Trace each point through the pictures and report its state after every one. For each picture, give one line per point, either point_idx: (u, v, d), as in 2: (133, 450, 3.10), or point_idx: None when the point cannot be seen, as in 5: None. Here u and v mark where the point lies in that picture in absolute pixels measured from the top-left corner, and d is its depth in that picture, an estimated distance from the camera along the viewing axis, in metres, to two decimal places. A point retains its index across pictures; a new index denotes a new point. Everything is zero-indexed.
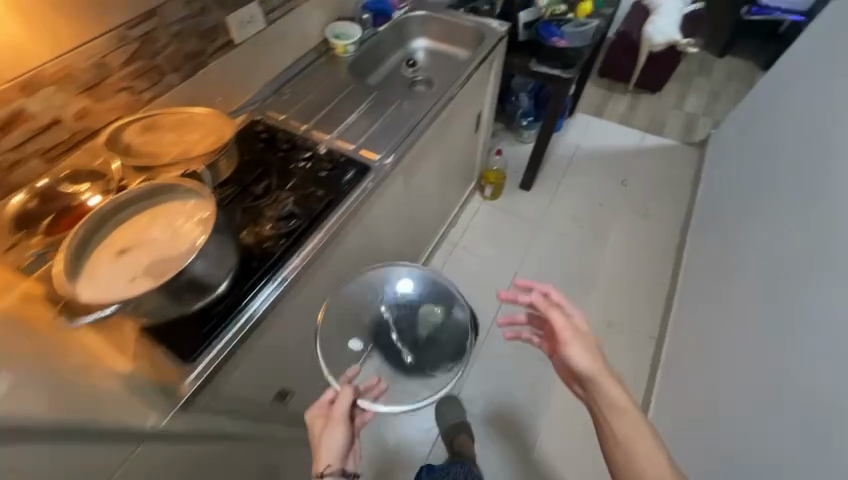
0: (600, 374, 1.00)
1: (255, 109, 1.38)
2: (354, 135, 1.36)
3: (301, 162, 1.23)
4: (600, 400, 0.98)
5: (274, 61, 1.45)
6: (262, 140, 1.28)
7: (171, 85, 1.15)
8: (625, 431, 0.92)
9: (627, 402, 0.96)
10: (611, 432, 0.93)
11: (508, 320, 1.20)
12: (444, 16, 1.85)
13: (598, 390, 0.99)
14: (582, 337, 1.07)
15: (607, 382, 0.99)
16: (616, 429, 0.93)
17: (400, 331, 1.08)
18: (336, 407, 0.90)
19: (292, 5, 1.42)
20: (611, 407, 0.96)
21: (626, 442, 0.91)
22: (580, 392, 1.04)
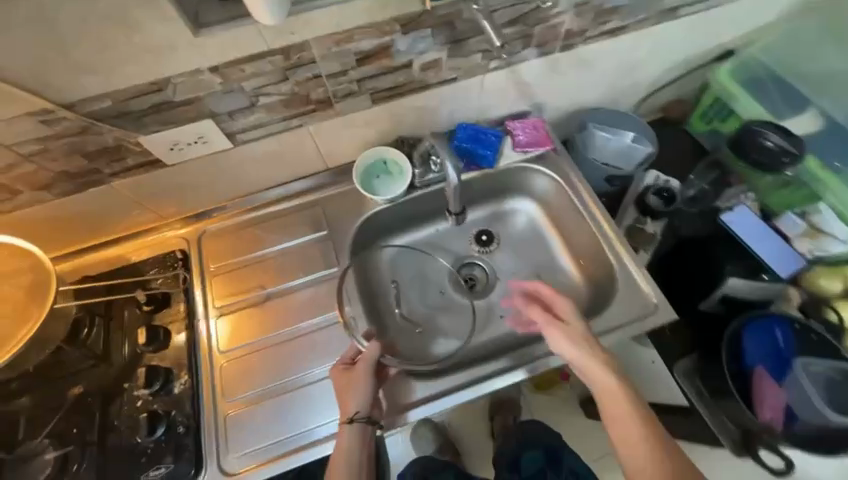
0: (607, 363, 0.73)
1: (188, 240, 0.96)
2: (250, 380, 0.83)
3: (135, 393, 0.78)
4: (588, 370, 0.73)
5: (252, 178, 0.94)
6: (142, 312, 0.86)
7: (38, 200, 0.78)
8: (621, 416, 0.69)
9: (613, 373, 0.72)
10: (631, 440, 0.67)
11: (518, 286, 0.88)
12: (588, 209, 1.01)
13: (607, 399, 0.71)
14: (553, 328, 0.78)
15: (598, 372, 0.72)
16: (621, 442, 0.68)
17: (402, 306, 1.02)
18: (342, 377, 0.78)
19: (300, 121, 0.82)
20: (595, 372, 0.72)
21: (639, 443, 0.66)
22: (567, 354, 0.75)
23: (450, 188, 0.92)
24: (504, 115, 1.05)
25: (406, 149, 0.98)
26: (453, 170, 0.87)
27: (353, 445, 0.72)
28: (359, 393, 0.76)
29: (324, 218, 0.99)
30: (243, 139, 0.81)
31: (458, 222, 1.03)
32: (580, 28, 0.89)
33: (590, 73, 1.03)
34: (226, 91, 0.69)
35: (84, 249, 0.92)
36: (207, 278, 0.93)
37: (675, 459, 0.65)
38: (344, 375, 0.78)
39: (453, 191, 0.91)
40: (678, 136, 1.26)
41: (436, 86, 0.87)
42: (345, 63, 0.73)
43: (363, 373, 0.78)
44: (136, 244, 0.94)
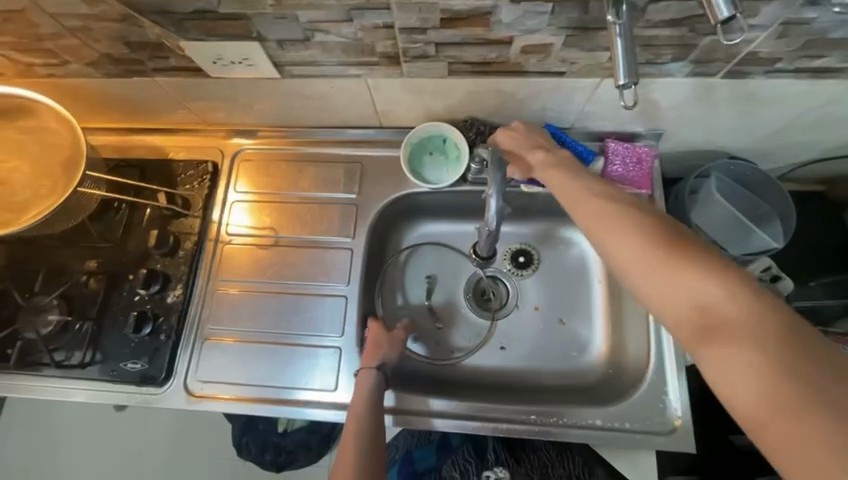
0: (624, 217, 0.49)
1: (223, 155, 0.92)
2: (234, 317, 0.84)
3: (136, 288, 0.82)
4: (608, 239, 0.50)
5: (298, 112, 0.85)
6: (163, 214, 0.87)
7: (87, 74, 0.77)
8: (678, 291, 0.44)
9: (644, 222, 0.48)
10: (680, 320, 0.44)
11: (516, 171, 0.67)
12: None
13: (626, 251, 0.48)
14: (551, 173, 0.60)
15: (618, 232, 0.49)
16: (670, 311, 0.45)
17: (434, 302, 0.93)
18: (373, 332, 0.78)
19: (358, 71, 0.69)
20: (620, 236, 0.48)
21: (699, 304, 0.43)
22: (584, 222, 0.53)
23: (484, 229, 0.75)
24: (608, 131, 0.82)
25: (471, 135, 0.81)
26: (495, 211, 0.70)
27: (372, 393, 0.71)
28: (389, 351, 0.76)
29: (358, 179, 0.90)
30: (291, 73, 0.71)
31: (479, 266, 0.87)
32: (767, 55, 0.61)
33: (749, 115, 0.75)
34: (277, 16, 0.58)
35: (133, 129, 0.93)
36: (228, 200, 0.90)
37: (771, 319, 0.40)
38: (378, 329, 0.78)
39: (487, 233, 0.75)
40: (826, 228, 0.95)
41: (534, 76, 0.68)
42: (426, 19, 0.57)
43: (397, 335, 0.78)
44: (178, 142, 0.93)
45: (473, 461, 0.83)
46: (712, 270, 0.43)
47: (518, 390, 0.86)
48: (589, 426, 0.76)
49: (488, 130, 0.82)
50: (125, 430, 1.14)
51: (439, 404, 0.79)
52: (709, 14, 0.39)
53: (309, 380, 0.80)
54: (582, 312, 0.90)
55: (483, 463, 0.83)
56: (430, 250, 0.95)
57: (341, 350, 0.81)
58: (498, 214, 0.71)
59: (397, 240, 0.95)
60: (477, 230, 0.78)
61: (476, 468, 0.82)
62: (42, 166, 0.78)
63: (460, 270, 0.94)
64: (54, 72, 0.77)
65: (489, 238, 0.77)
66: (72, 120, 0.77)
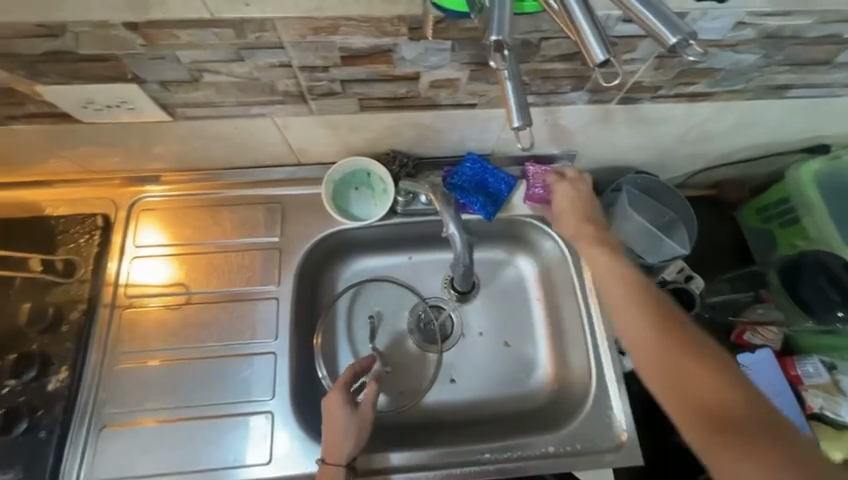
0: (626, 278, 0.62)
1: (118, 205, 0.81)
2: (139, 397, 0.71)
3: (3, 379, 0.67)
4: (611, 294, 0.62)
5: (203, 154, 0.78)
6: (38, 282, 0.73)
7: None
8: (661, 356, 0.55)
9: (640, 280, 0.62)
10: (657, 357, 0.56)
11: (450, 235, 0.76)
12: (585, 302, 0.84)
13: (624, 316, 0.59)
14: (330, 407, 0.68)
15: (615, 294, 0.61)
16: (629, 333, 0.58)
17: (378, 341, 0.88)
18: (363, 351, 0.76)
19: (262, 110, 0.64)
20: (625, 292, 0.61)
21: (659, 352, 0.56)
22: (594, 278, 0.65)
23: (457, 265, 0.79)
24: (527, 155, 0.85)
25: (394, 167, 0.80)
26: (460, 243, 0.75)
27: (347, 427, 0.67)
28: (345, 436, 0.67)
29: (280, 220, 0.83)
30: (185, 115, 0.64)
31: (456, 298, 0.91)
32: (651, 83, 0.67)
33: (646, 134, 0.82)
34: (153, 56, 0.51)
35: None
36: (126, 257, 0.79)
37: (724, 367, 0.53)
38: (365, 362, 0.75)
39: (460, 268, 0.79)
40: (721, 226, 1.06)
41: (448, 109, 0.67)
42: (325, 58, 0.54)
43: (359, 421, 0.68)
44: (58, 195, 0.80)
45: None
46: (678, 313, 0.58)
47: (471, 424, 0.84)
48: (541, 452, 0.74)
49: (411, 161, 0.81)
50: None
51: (393, 457, 0.74)
52: (586, 56, 0.34)
53: (237, 456, 0.70)
54: (525, 333, 0.89)
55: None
56: (370, 289, 0.90)
57: (273, 414, 0.72)
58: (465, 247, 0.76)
59: (331, 281, 0.90)
60: (451, 264, 0.80)
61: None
62: None
63: (401, 304, 0.90)
64: None
65: (462, 272, 0.81)
66: None
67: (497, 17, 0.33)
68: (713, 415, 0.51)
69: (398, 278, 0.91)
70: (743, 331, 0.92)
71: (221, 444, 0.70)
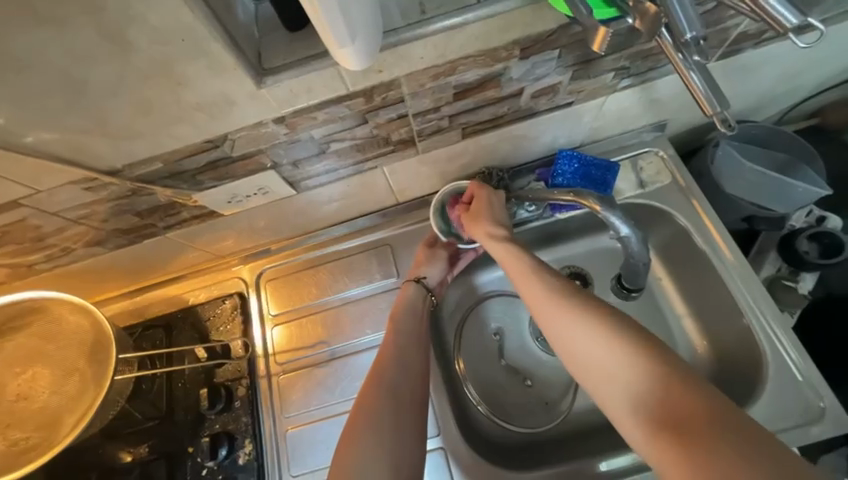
0: (587, 317, 0.53)
1: (249, 281, 0.88)
2: (316, 455, 0.75)
3: (201, 462, 0.73)
4: (574, 354, 0.53)
5: (312, 217, 0.83)
6: (203, 368, 0.79)
7: (93, 253, 0.73)
8: (597, 367, 0.51)
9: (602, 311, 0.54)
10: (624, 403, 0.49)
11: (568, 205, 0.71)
12: (724, 269, 0.76)
13: (528, 289, 0.59)
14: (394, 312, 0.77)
15: (573, 328, 0.53)
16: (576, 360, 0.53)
17: (510, 356, 0.87)
18: (404, 301, 0.78)
19: (374, 163, 0.68)
20: (598, 353, 0.51)
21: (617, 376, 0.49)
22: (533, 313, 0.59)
23: (630, 262, 0.73)
24: (617, 136, 0.83)
25: (493, 183, 0.80)
26: (638, 244, 0.69)
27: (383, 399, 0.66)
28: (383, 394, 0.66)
29: (392, 259, 0.86)
30: (307, 185, 0.68)
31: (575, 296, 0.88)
32: (756, 30, 0.64)
33: (744, 82, 0.78)
34: (292, 141, 0.56)
35: (146, 286, 0.88)
36: (267, 327, 0.84)
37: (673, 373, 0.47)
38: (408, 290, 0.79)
39: (641, 267, 0.73)
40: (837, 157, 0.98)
41: (546, 114, 0.68)
42: (439, 99, 0.56)
43: (436, 255, 0.82)
44: (195, 284, 0.88)
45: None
46: (621, 328, 0.51)
47: None
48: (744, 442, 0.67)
49: (506, 174, 0.81)
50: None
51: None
52: (773, 26, 0.37)
53: None
54: (659, 317, 0.84)
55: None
56: (488, 306, 0.90)
57: (444, 450, 0.73)
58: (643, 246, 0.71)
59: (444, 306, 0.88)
60: (624, 261, 0.74)
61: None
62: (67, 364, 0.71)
63: (520, 314, 0.90)
64: (56, 262, 0.72)
65: (633, 270, 0.75)
66: (86, 307, 0.70)
67: (681, 19, 0.40)
68: (655, 419, 0.46)
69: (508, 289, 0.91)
70: None
71: None
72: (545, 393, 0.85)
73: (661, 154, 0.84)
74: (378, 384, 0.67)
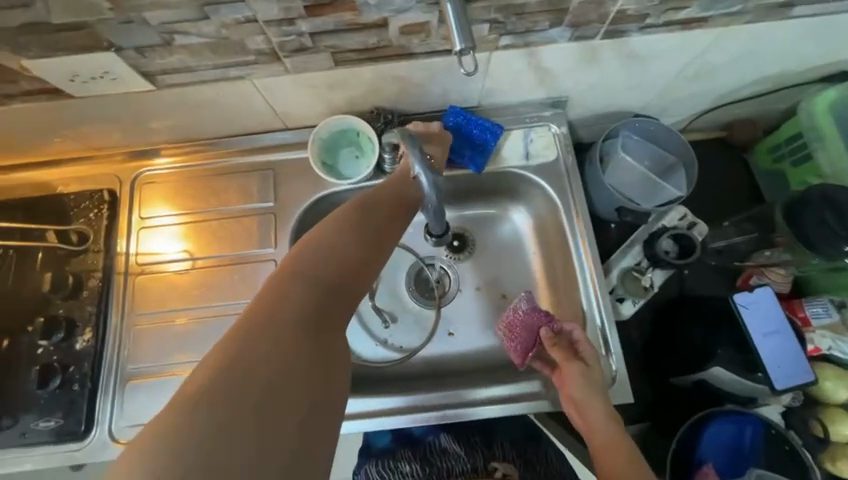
0: (604, 410, 0.67)
1: (121, 180, 0.85)
2: (158, 352, 0.78)
3: (37, 340, 0.75)
4: (590, 425, 0.67)
5: (195, 125, 0.80)
6: (57, 254, 0.79)
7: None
8: (602, 442, 0.65)
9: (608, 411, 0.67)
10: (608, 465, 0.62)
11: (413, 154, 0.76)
12: (578, 251, 0.82)
13: (568, 370, 0.70)
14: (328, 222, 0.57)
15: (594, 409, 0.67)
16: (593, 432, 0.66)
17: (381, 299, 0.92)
18: (331, 231, 0.55)
19: (239, 73, 0.66)
20: (602, 429, 0.66)
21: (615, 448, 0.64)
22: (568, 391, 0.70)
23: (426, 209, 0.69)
24: (513, 104, 0.84)
25: (380, 124, 0.80)
26: (428, 186, 0.64)
27: (298, 299, 0.48)
28: (293, 304, 0.47)
29: (273, 186, 0.85)
30: (166, 83, 0.66)
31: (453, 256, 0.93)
32: (636, 11, 0.64)
33: (638, 73, 0.79)
34: (124, 21, 0.54)
35: (9, 166, 0.84)
36: (133, 228, 0.84)
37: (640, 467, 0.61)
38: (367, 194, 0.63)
39: (430, 214, 0.71)
40: (729, 174, 1.03)
41: (424, 57, 0.67)
42: (288, 9, 0.55)
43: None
44: (64, 173, 0.85)
45: (480, 447, 0.83)
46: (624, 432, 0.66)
47: (472, 372, 0.87)
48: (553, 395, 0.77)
49: (396, 117, 0.81)
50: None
51: (375, 403, 0.78)
52: None
53: None
54: (523, 285, 0.90)
55: (488, 451, 0.83)
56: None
57: None
58: (433, 189, 0.65)
59: None
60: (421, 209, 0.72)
61: (482, 455, 0.82)
62: None
63: (399, 264, 0.93)
64: None
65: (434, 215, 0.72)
66: None
67: None
68: None
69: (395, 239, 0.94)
70: (750, 276, 0.94)
71: None
72: (403, 336, 0.90)
73: (553, 130, 0.86)
74: (250, 335, 0.43)
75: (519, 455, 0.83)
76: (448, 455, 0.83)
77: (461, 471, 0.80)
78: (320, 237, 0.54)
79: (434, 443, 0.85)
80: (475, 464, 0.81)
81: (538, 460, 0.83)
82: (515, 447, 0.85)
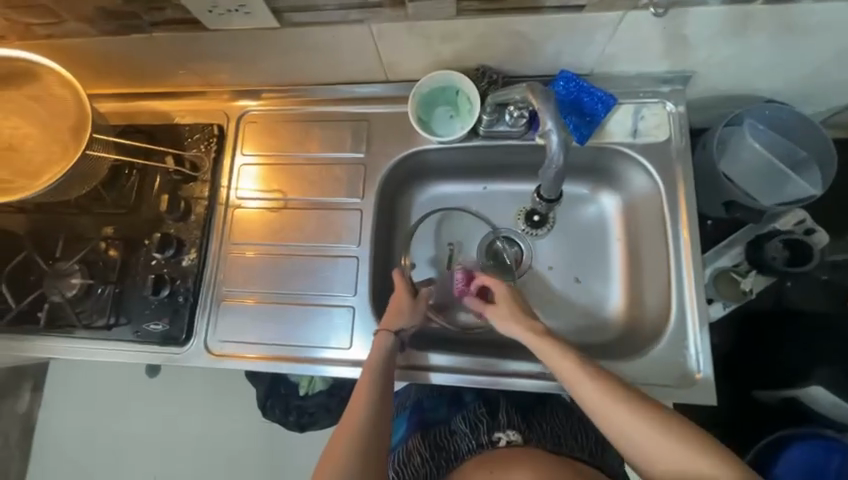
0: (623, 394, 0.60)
1: (228, 117, 0.90)
2: (248, 280, 0.84)
3: (152, 253, 0.84)
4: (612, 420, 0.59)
5: (302, 69, 0.83)
6: (172, 179, 0.87)
7: (86, 32, 0.77)
8: (626, 427, 0.58)
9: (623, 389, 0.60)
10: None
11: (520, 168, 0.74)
12: (675, 242, 0.76)
13: (582, 388, 0.61)
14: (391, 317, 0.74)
15: (641, 430, 0.57)
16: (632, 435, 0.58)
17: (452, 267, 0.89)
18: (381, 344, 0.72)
19: (359, 15, 0.69)
20: (627, 416, 0.58)
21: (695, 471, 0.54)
22: (593, 410, 0.60)
23: (546, 169, 0.70)
24: (628, 75, 0.78)
25: (483, 84, 0.78)
26: (558, 144, 0.66)
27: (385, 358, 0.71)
28: (382, 380, 0.69)
29: (365, 137, 0.87)
30: (292, 22, 0.71)
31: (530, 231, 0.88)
32: None
33: (789, 50, 0.69)
34: None
35: (136, 94, 0.92)
36: (235, 163, 0.89)
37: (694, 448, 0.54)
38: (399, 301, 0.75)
39: (552, 173, 0.70)
40: None
41: (550, 12, 0.65)
42: None
43: (417, 308, 0.76)
44: (181, 105, 0.91)
45: (484, 419, 0.78)
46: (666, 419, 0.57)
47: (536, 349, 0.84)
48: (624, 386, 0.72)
49: (500, 78, 0.78)
50: (158, 390, 1.20)
51: (435, 358, 0.77)
52: None
53: (329, 340, 0.80)
54: (601, 271, 0.85)
55: (493, 423, 0.78)
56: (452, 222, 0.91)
57: (354, 309, 0.82)
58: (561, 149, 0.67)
59: (407, 202, 0.93)
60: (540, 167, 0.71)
61: (487, 427, 0.77)
62: (47, 128, 0.78)
63: (475, 234, 0.90)
64: (53, 32, 0.77)
65: (551, 178, 0.71)
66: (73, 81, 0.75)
67: None
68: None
69: (475, 207, 0.91)
70: None
71: (313, 328, 0.81)
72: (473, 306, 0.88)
73: (668, 108, 0.79)
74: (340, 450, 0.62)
75: (525, 420, 0.78)
76: (456, 436, 0.78)
77: (467, 450, 0.74)
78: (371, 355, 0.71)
79: (443, 427, 0.82)
80: (480, 441, 0.75)
81: (543, 418, 0.79)
82: (518, 411, 0.80)
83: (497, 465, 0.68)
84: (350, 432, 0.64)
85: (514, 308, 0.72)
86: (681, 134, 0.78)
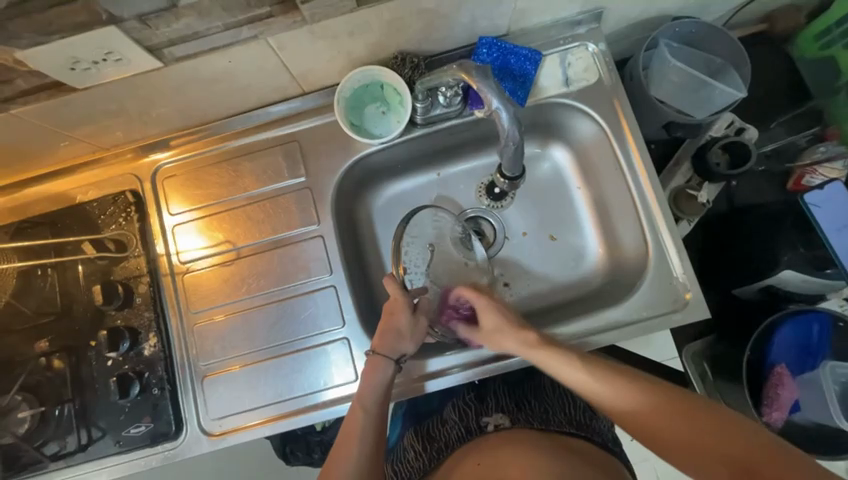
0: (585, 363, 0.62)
1: (139, 179, 0.79)
2: (224, 346, 0.77)
3: (105, 353, 0.74)
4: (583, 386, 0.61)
5: (206, 104, 0.74)
6: (99, 264, 0.76)
7: None
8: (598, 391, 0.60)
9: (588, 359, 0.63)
10: (661, 430, 0.55)
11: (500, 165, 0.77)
12: (634, 177, 0.77)
13: (570, 373, 0.63)
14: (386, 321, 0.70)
15: (613, 395, 0.59)
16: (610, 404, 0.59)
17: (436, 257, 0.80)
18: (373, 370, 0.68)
19: (252, 31, 0.60)
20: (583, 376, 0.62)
21: (649, 413, 0.56)
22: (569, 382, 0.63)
23: (504, 148, 0.69)
24: (544, 25, 0.76)
25: (406, 71, 0.73)
26: (508, 121, 0.66)
27: (384, 383, 0.67)
28: (381, 401, 0.66)
29: (301, 159, 0.80)
30: (175, 57, 0.61)
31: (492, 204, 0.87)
32: None
33: None
34: None
35: (21, 182, 0.78)
36: (164, 226, 0.79)
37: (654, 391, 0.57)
38: (398, 318, 0.70)
39: (510, 151, 0.69)
40: (773, 74, 0.96)
41: None
42: None
43: (418, 325, 0.71)
44: (79, 181, 0.79)
45: (472, 405, 0.78)
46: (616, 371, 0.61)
47: (532, 318, 0.84)
48: (633, 326, 0.73)
49: (422, 61, 0.74)
50: None
51: (439, 363, 0.75)
52: None
53: (328, 379, 0.76)
54: (573, 223, 0.86)
55: (482, 407, 0.77)
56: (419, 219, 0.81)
57: (348, 340, 0.77)
58: (514, 124, 0.66)
59: (366, 210, 0.88)
60: (497, 148, 0.70)
61: (474, 413, 0.76)
62: None
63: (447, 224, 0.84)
64: None
65: (511, 155, 0.70)
66: None
67: None
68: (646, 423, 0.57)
69: (438, 199, 0.88)
70: (801, 177, 0.88)
71: (312, 373, 0.76)
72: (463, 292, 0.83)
73: (591, 49, 0.78)
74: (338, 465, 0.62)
75: (513, 401, 0.78)
76: (447, 425, 0.77)
77: (457, 438, 0.74)
78: (363, 383, 0.67)
79: (436, 418, 0.81)
80: (469, 426, 0.74)
81: (532, 396, 0.79)
82: (507, 393, 0.80)
83: (484, 453, 0.68)
84: (351, 459, 0.62)
85: (499, 324, 0.69)
86: (609, 71, 0.78)
